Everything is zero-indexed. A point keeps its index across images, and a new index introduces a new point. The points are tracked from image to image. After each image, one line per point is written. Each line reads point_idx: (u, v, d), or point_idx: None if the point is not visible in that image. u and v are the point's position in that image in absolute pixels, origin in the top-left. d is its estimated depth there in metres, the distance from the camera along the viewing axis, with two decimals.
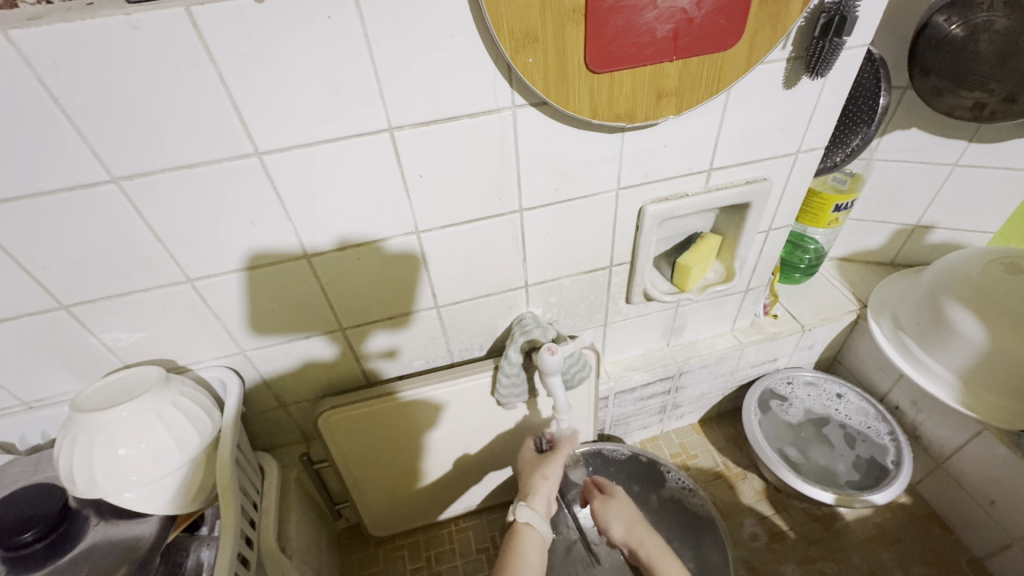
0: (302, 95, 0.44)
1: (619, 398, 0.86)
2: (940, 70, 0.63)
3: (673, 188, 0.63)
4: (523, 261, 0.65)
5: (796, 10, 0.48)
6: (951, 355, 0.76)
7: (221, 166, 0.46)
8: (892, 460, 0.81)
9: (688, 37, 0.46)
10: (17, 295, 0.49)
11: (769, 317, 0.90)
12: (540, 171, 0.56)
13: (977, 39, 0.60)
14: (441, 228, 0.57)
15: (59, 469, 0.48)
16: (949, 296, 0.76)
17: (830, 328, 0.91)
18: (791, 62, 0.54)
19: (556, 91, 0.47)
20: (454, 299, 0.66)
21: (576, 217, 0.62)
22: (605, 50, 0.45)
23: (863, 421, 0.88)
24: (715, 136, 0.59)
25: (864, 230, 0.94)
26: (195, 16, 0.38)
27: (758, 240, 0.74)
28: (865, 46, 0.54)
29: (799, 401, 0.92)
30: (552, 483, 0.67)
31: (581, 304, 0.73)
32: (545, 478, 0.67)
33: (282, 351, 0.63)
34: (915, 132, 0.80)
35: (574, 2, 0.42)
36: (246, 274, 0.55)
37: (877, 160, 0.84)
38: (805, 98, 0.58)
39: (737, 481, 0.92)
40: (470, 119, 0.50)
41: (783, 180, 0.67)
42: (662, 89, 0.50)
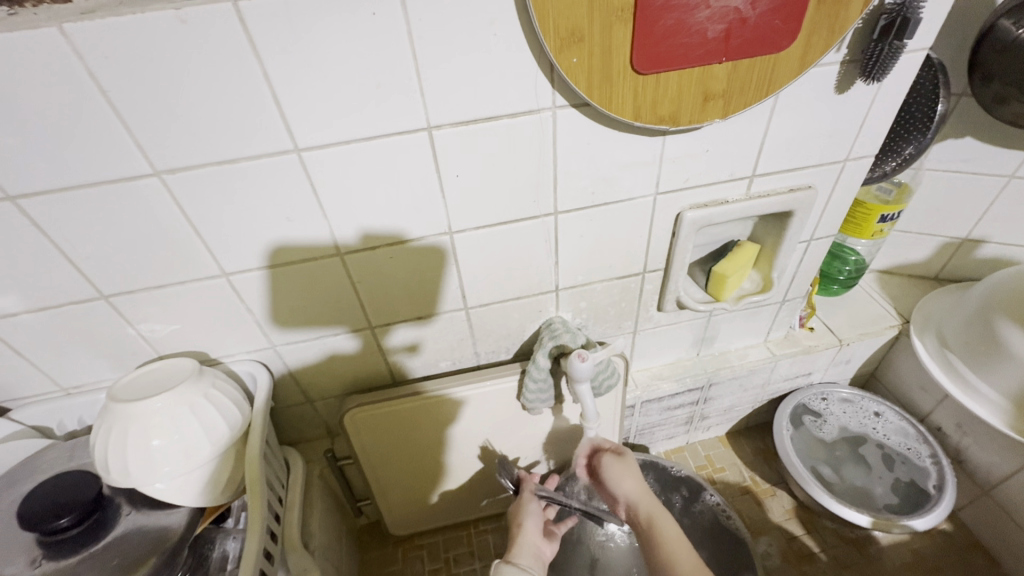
0: (342, 91, 0.43)
1: (646, 407, 0.84)
2: (1005, 76, 0.59)
3: (713, 194, 0.61)
4: (555, 265, 0.63)
5: (856, 11, 0.46)
6: (1004, 378, 0.72)
7: (260, 161, 0.46)
8: (933, 484, 0.78)
9: (741, 37, 0.45)
10: (61, 284, 0.50)
11: (804, 329, 0.87)
12: (578, 173, 0.54)
13: None
14: (474, 228, 0.57)
15: (95, 459, 0.48)
16: (1003, 315, 0.73)
17: (869, 343, 0.87)
18: (845, 65, 0.52)
19: (599, 93, 0.46)
20: (484, 301, 0.65)
21: (611, 222, 0.60)
22: (652, 51, 0.44)
23: (903, 441, 0.84)
24: (760, 141, 0.56)
25: (908, 242, 0.90)
26: (242, 11, 0.38)
27: (799, 250, 0.71)
28: (925, 49, 0.51)
29: (834, 417, 0.89)
30: (525, 529, 0.65)
31: (612, 310, 0.72)
32: (520, 526, 0.65)
33: (311, 347, 0.63)
34: (969, 141, 0.76)
35: (623, 2, 0.41)
36: (269, 272, 0.55)
37: (927, 170, 0.81)
38: (857, 103, 0.55)
39: (766, 498, 0.89)
40: (510, 119, 0.49)
41: (828, 188, 0.64)
42: (709, 91, 0.48)
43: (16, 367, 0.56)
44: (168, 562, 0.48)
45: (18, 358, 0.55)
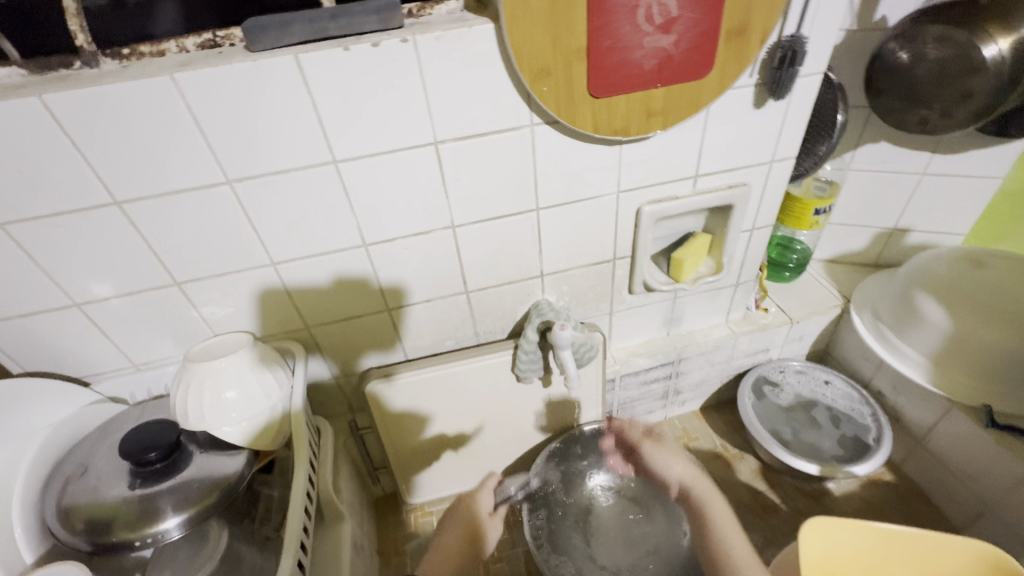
0: (370, 116, 0.57)
1: (624, 380, 0.96)
2: (890, 91, 0.72)
3: (666, 191, 0.75)
4: (539, 252, 0.77)
5: (756, 46, 0.60)
6: (922, 340, 0.85)
7: (305, 171, 0.60)
8: (873, 437, 0.90)
9: (670, 69, 0.59)
10: (145, 273, 0.63)
11: (760, 310, 1.00)
12: (553, 176, 0.68)
13: (917, 66, 0.68)
14: (472, 223, 0.70)
15: (176, 409, 0.62)
16: (921, 290, 0.86)
17: (817, 321, 1.00)
18: (758, 87, 0.66)
19: (565, 112, 0.60)
20: (482, 285, 0.78)
21: (583, 216, 0.74)
22: (604, 80, 0.58)
23: (848, 404, 0.96)
24: (699, 147, 0.71)
25: (847, 233, 1.04)
26: (300, 61, 0.52)
27: (744, 238, 0.85)
28: (819, 72, 0.67)
29: (790, 386, 1.02)
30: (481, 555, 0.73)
31: (590, 293, 0.85)
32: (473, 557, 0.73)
33: (339, 327, 0.76)
34: (885, 145, 0.91)
35: (578, 45, 0.55)
36: (280, 268, 0.68)
37: (853, 170, 0.95)
38: (773, 115, 0.70)
39: (735, 461, 1.01)
40: (497, 134, 0.63)
41: (761, 184, 0.78)
42: (651, 108, 0.62)
43: (100, 345, 0.68)
44: (227, 497, 0.58)
45: (103, 337, 0.68)
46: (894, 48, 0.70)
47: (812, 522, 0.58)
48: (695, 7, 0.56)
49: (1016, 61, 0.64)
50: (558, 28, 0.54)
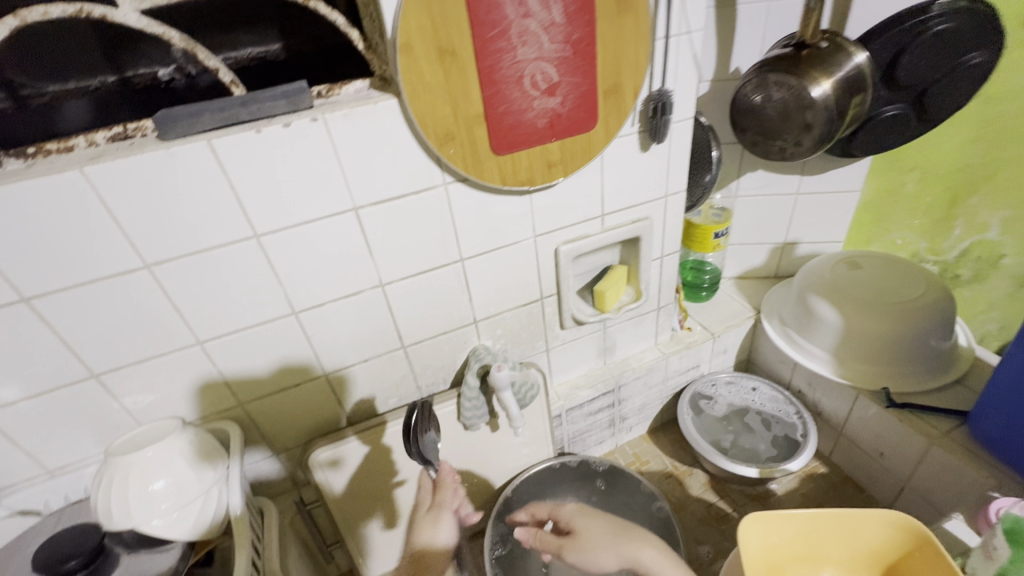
0: (288, 189, 0.60)
1: (570, 415, 1.00)
2: (750, 128, 0.85)
3: (578, 231, 0.82)
4: (470, 301, 0.80)
5: (629, 99, 0.70)
6: (821, 337, 0.96)
7: (227, 248, 0.61)
8: (800, 434, 0.97)
9: (561, 125, 0.67)
10: (58, 369, 0.61)
11: (684, 330, 1.08)
12: (473, 227, 0.74)
13: (766, 106, 0.81)
14: (400, 279, 0.73)
15: (98, 509, 0.58)
16: (814, 293, 0.97)
17: (735, 333, 1.09)
18: (641, 134, 0.76)
19: (474, 170, 0.66)
20: (418, 338, 0.80)
21: (506, 261, 0.79)
22: (504, 139, 0.65)
23: (775, 406, 1.04)
24: (601, 190, 0.79)
25: (748, 251, 1.16)
26: (214, 145, 0.55)
27: (656, 265, 0.94)
28: (688, 118, 0.77)
29: (722, 398, 1.08)
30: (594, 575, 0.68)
31: (524, 333, 0.89)
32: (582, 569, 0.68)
33: (275, 398, 0.75)
34: (761, 172, 1.04)
35: (477, 112, 0.62)
36: (207, 346, 0.67)
37: (740, 197, 1.08)
38: (658, 155, 0.79)
39: (685, 477, 1.05)
40: (415, 195, 0.67)
41: (661, 217, 0.88)
42: (551, 160, 0.70)
43: (6, 454, 0.64)
44: None
45: (10, 445, 0.63)
46: (748, 91, 0.83)
47: (750, 518, 0.63)
48: (574, 73, 0.64)
49: (839, 98, 0.77)
50: (456, 98, 0.60)
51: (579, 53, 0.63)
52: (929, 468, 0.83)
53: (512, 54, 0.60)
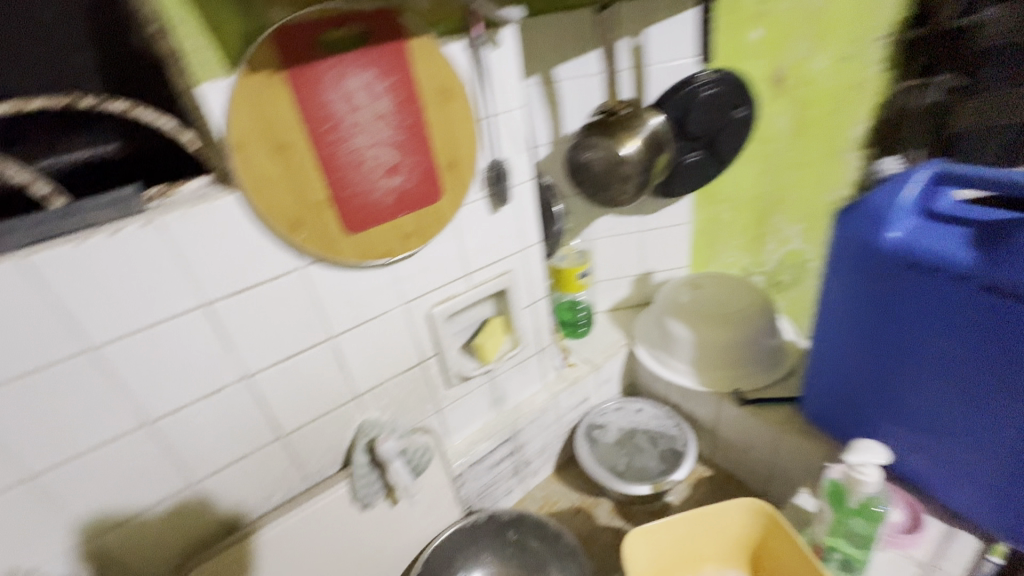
0: (124, 296, 0.58)
1: (473, 470, 1.00)
2: (584, 183, 0.97)
3: (447, 292, 0.86)
4: (348, 376, 0.80)
5: (469, 171, 0.77)
6: (681, 353, 1.09)
7: (54, 368, 0.56)
8: (681, 444, 1.07)
9: (409, 200, 0.72)
10: None
11: (569, 367, 1.16)
12: (339, 305, 0.75)
13: (592, 164, 0.94)
14: (267, 368, 0.72)
15: None
16: (668, 315, 1.11)
17: (614, 361, 1.19)
18: (488, 199, 0.84)
19: (329, 250, 0.69)
20: (296, 425, 0.77)
21: (380, 332, 0.81)
22: (355, 219, 0.69)
23: (658, 422, 1.13)
24: (460, 252, 0.85)
25: (613, 285, 1.28)
26: (25, 264, 0.52)
27: (529, 312, 1.01)
28: (527, 180, 0.87)
29: (613, 423, 1.15)
30: None
31: (411, 398, 0.90)
32: None
33: (133, 523, 0.68)
34: (608, 216, 1.19)
35: (322, 197, 0.66)
36: (38, 482, 0.59)
37: (595, 240, 1.21)
38: (508, 214, 0.88)
39: (593, 508, 1.09)
40: (270, 282, 0.67)
41: (524, 268, 0.95)
42: (405, 231, 0.74)
43: None
44: None
45: None
46: (576, 153, 0.96)
47: (631, 537, 0.67)
48: (411, 153, 0.70)
49: (646, 153, 0.93)
50: (298, 187, 0.63)
51: (413, 136, 0.69)
52: (783, 452, 0.95)
53: (348, 143, 0.65)
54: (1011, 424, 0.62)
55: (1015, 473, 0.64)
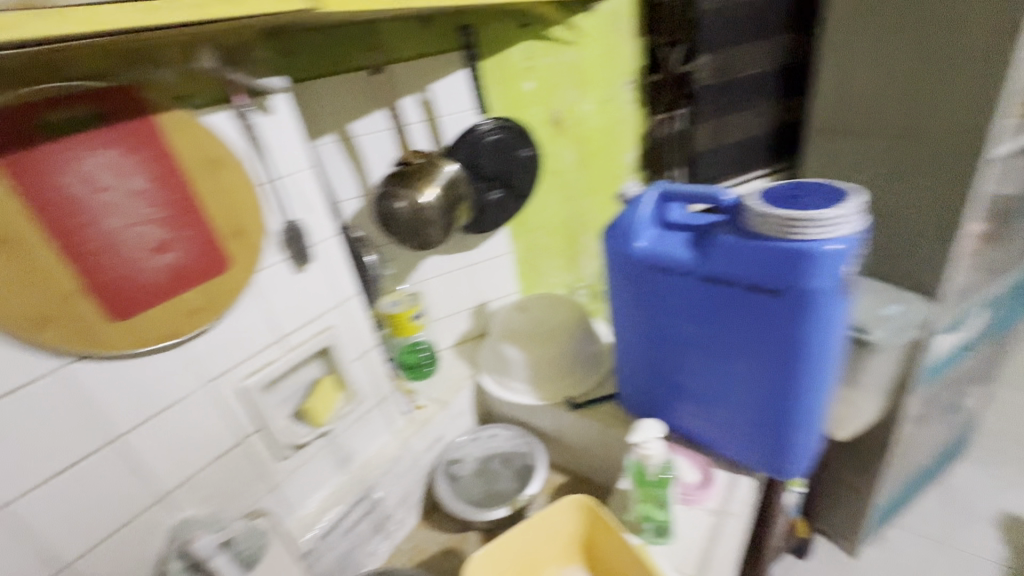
0: None
1: (328, 542, 0.93)
2: (395, 230, 1.01)
3: (258, 361, 0.82)
4: (145, 476, 0.72)
5: (258, 236, 0.76)
6: (517, 373, 1.17)
7: None
8: (532, 458, 1.13)
9: (187, 276, 0.69)
10: None
11: (417, 410, 1.16)
12: (118, 399, 0.67)
13: (396, 213, 0.99)
14: (24, 493, 0.61)
15: None
16: (501, 340, 1.20)
17: (462, 394, 1.22)
18: (288, 261, 0.83)
19: (91, 343, 0.62)
20: (80, 550, 0.66)
21: (180, 419, 0.74)
22: (120, 305, 0.63)
23: (510, 442, 1.18)
24: (266, 317, 0.82)
25: (452, 321, 1.33)
26: None
27: (360, 364, 0.99)
28: (330, 236, 0.88)
29: (469, 454, 1.17)
30: None
31: (235, 482, 0.83)
32: None
33: None
34: (433, 258, 1.24)
35: (71, 287, 0.60)
36: None
37: (425, 281, 1.26)
38: (316, 272, 0.87)
39: (462, 544, 1.08)
40: (13, 392, 0.59)
41: (345, 321, 0.95)
42: (190, 308, 0.70)
43: None
44: None
45: None
46: (382, 205, 1.00)
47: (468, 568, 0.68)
48: (182, 227, 0.67)
49: (445, 197, 1.01)
50: (36, 280, 0.57)
51: (181, 209, 0.67)
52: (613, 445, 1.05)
53: (97, 226, 0.60)
54: (742, 379, 0.78)
55: (756, 419, 0.80)
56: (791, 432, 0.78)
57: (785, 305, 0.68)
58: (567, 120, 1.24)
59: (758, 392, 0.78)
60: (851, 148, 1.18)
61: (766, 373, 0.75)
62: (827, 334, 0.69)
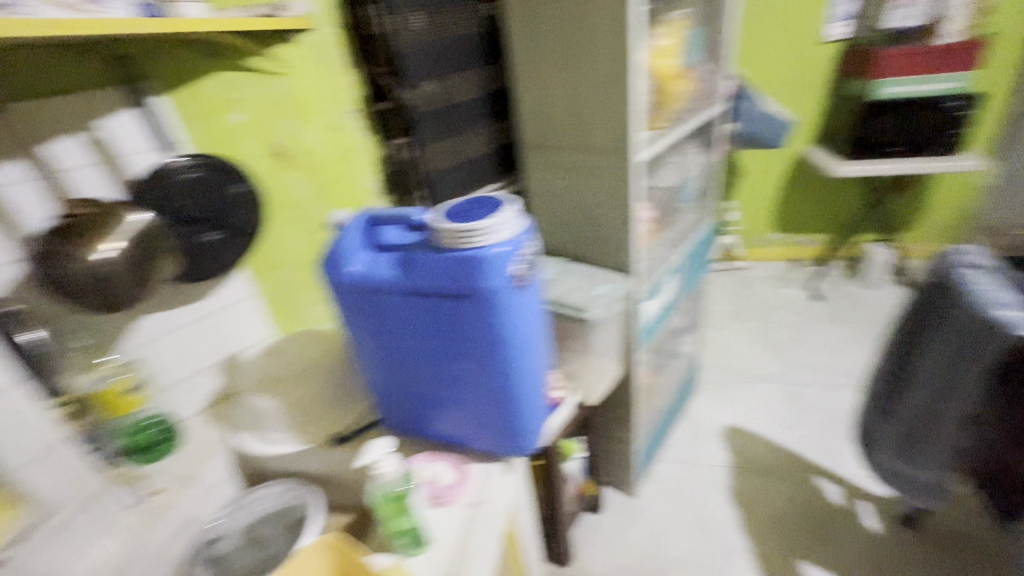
0: None
1: None
2: (76, 295, 0.84)
3: None
4: None
5: None
6: (275, 424, 1.07)
7: None
8: (306, 509, 0.99)
9: None
10: None
11: (153, 496, 1.00)
12: None
13: (67, 277, 0.83)
14: None
15: None
16: (251, 391, 1.07)
17: (211, 462, 1.09)
18: None
19: None
20: None
21: None
22: None
23: (280, 500, 1.02)
24: None
25: (193, 381, 1.17)
26: None
27: None
28: None
29: (229, 529, 0.97)
30: None
31: None
32: None
33: None
34: (149, 315, 1.07)
35: None
36: None
37: (142, 346, 1.08)
38: None
39: None
40: None
41: None
42: None
43: None
44: None
45: None
46: (43, 268, 0.83)
47: None
48: None
49: (137, 249, 0.88)
50: None
51: None
52: None
53: None
54: (469, 375, 0.88)
55: (489, 407, 0.91)
56: (517, 411, 0.91)
57: (476, 305, 0.78)
58: (291, 150, 1.21)
59: (483, 383, 0.88)
60: (555, 164, 1.41)
61: (483, 365, 0.86)
62: (517, 324, 0.82)
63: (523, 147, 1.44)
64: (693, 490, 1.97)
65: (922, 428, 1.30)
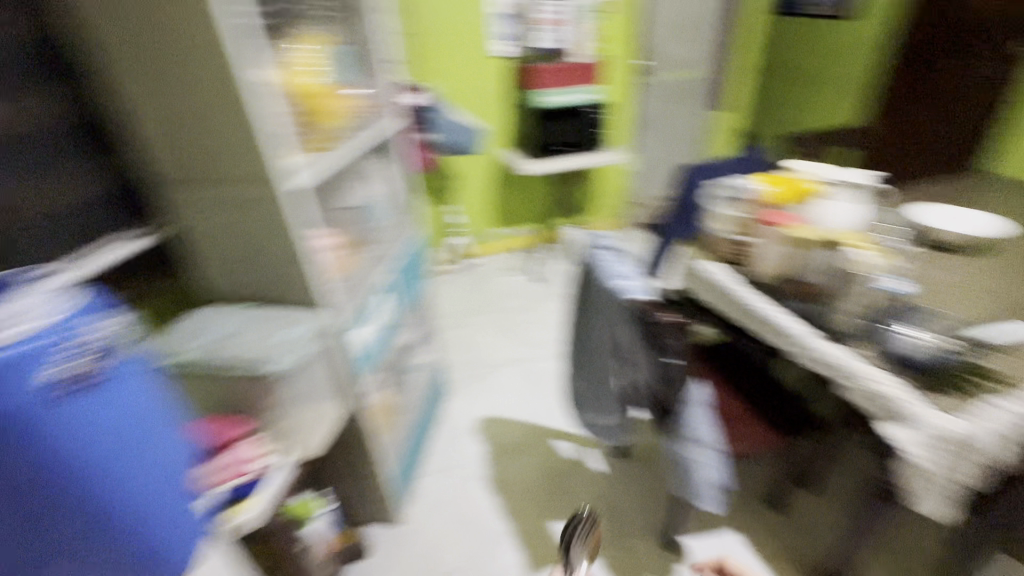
0: None
1: None
2: None
3: None
4: None
5: None
6: None
7: None
8: None
9: None
10: None
11: None
12: None
13: None
14: None
15: None
16: None
17: None
18: None
19: None
20: None
21: None
22: None
23: None
24: None
25: None
26: None
27: None
28: None
29: None
30: None
31: None
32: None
33: None
34: None
35: None
36: None
37: None
38: None
39: None
40: None
41: None
42: None
43: None
44: None
45: None
46: None
47: None
48: None
49: None
50: None
51: None
52: None
53: None
54: (45, 535, 0.72)
55: (89, 560, 0.77)
56: (129, 549, 0.81)
57: (13, 447, 0.67)
58: None
59: (69, 537, 0.74)
60: (199, 199, 1.21)
61: (53, 517, 0.72)
62: (86, 446, 0.74)
63: (156, 185, 1.21)
64: (456, 495, 2.01)
65: (600, 383, 1.58)
